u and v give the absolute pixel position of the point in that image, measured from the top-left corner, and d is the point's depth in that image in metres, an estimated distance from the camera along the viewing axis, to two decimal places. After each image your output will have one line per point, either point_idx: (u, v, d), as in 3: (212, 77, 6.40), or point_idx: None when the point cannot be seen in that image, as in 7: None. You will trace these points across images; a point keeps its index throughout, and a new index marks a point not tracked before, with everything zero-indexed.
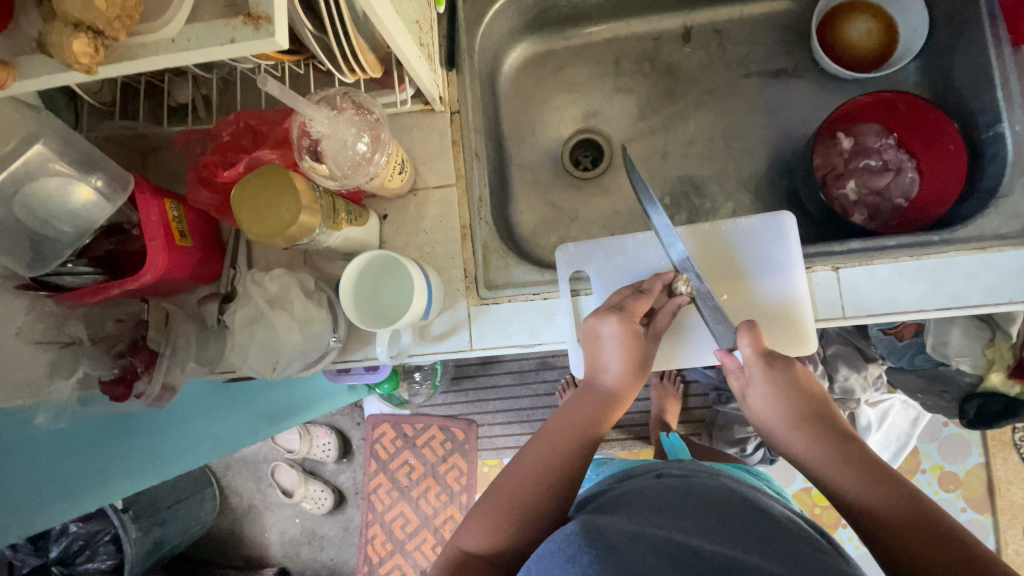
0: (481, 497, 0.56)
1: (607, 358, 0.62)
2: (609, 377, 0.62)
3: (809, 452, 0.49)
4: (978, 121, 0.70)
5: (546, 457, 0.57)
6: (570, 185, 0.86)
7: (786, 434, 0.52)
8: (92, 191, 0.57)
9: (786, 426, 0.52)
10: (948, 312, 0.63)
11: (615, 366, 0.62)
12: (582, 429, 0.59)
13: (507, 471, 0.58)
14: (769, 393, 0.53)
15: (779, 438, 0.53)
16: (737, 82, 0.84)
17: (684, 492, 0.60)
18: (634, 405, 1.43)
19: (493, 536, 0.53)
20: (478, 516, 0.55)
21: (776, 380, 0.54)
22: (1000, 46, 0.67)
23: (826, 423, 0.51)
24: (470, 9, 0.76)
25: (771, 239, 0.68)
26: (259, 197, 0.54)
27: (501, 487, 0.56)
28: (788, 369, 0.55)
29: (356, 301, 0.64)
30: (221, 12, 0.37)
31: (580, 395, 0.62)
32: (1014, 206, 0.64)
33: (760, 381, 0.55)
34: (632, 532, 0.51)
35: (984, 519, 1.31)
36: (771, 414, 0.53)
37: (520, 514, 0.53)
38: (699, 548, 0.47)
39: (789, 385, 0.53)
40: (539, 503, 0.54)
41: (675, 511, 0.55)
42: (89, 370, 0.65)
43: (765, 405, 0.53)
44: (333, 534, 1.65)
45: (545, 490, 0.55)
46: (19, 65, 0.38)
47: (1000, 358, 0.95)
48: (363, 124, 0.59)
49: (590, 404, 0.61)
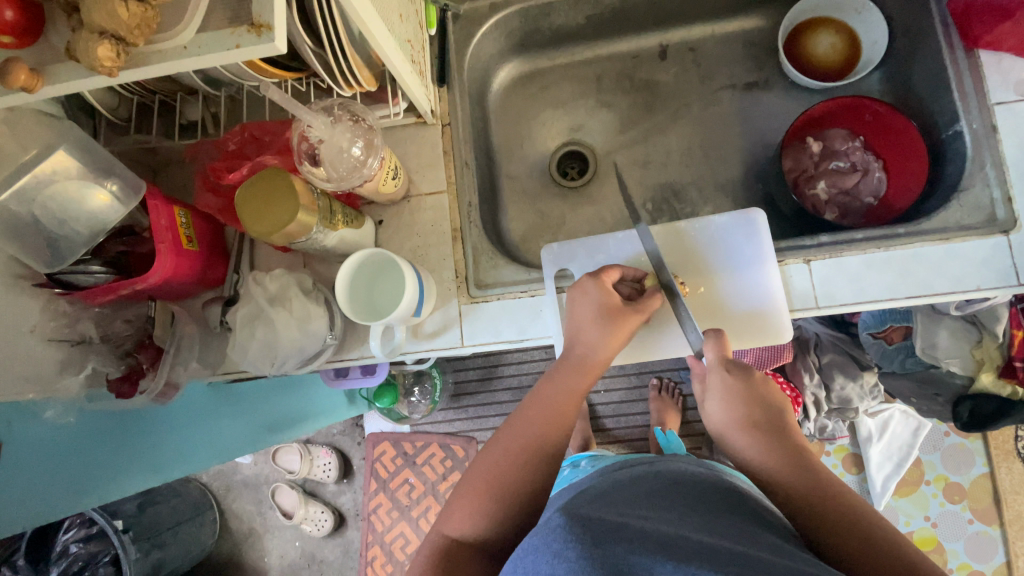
0: (462, 483, 0.58)
1: (587, 328, 0.64)
2: (589, 345, 0.64)
3: (753, 451, 0.57)
4: (939, 122, 0.74)
5: (530, 437, 0.59)
6: (558, 194, 0.91)
7: (736, 434, 0.58)
8: (109, 196, 0.62)
9: (738, 429, 0.58)
10: (917, 301, 0.66)
11: (595, 339, 0.64)
12: (563, 407, 0.61)
13: (492, 453, 0.59)
14: (728, 400, 0.60)
15: (731, 437, 0.59)
16: (713, 95, 0.89)
17: (660, 487, 0.60)
18: (633, 419, 1.43)
19: (475, 522, 0.54)
20: (467, 502, 0.55)
21: (735, 386, 0.60)
22: (953, 52, 0.72)
23: (772, 428, 0.57)
24: (460, 32, 0.82)
25: (739, 235, 0.71)
26: (259, 199, 0.59)
27: (488, 470, 0.57)
28: (746, 377, 0.61)
29: (351, 297, 0.67)
30: (228, 22, 0.41)
31: (561, 365, 0.64)
32: (975, 199, 0.68)
33: (719, 390, 0.61)
34: (619, 523, 0.49)
35: (992, 530, 1.29)
36: (729, 418, 0.59)
37: (509, 498, 0.55)
38: (689, 536, 0.48)
39: (748, 392, 0.59)
40: (526, 487, 0.56)
41: (651, 503, 0.55)
42: (98, 367, 0.69)
43: (721, 411, 0.60)
44: (333, 558, 1.63)
45: (532, 474, 0.56)
46: (47, 72, 0.43)
47: (988, 358, 0.96)
48: (358, 131, 0.64)
49: (575, 377, 0.63)
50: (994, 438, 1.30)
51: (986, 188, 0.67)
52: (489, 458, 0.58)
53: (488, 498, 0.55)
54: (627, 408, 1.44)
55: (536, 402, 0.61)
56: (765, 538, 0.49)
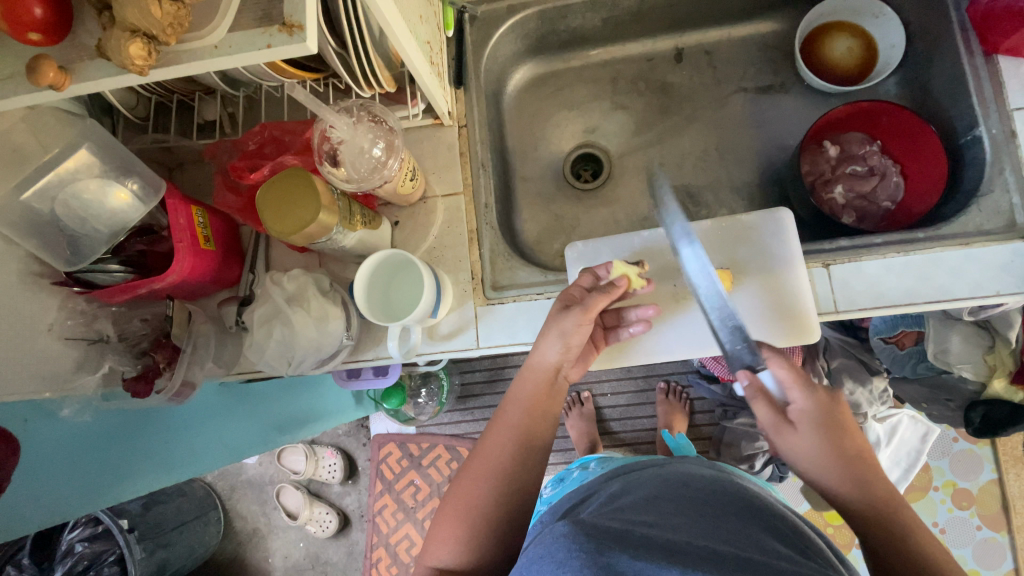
0: (443, 501, 0.59)
1: (544, 342, 0.63)
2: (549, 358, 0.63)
3: (847, 485, 0.53)
4: (957, 127, 0.74)
5: (500, 461, 0.58)
6: (572, 196, 0.91)
7: (821, 464, 0.54)
8: (128, 194, 0.61)
9: (833, 463, 0.54)
10: (936, 306, 0.66)
11: (552, 356, 0.63)
12: (523, 428, 0.60)
13: (466, 479, 0.59)
14: (818, 429, 0.55)
15: (814, 466, 0.55)
16: (728, 98, 0.89)
17: (664, 491, 0.61)
18: (641, 422, 1.43)
19: (456, 547, 0.54)
20: (446, 531, 0.56)
21: (825, 414, 0.55)
22: (972, 57, 0.72)
23: (857, 460, 0.54)
24: (476, 33, 0.82)
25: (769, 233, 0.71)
26: (281, 199, 0.58)
27: (463, 497, 0.57)
28: (831, 408, 0.56)
29: (370, 298, 0.67)
30: (260, 22, 0.41)
31: (524, 377, 0.63)
32: (995, 204, 0.68)
33: (810, 418, 0.55)
34: (620, 530, 0.51)
35: (1001, 537, 1.28)
36: (823, 451, 0.54)
37: (486, 521, 0.55)
38: (688, 543, 0.48)
39: (836, 422, 0.55)
40: (504, 511, 0.56)
41: (653, 508, 0.56)
42: (114, 366, 0.68)
43: (812, 443, 0.54)
44: (337, 559, 1.63)
45: (503, 497, 0.56)
46: (75, 69, 0.43)
47: (1001, 364, 0.95)
48: (379, 131, 0.64)
49: (532, 386, 0.63)
50: (1004, 444, 1.30)
51: (1006, 193, 0.68)
52: (467, 480, 0.59)
53: (463, 528, 0.55)
54: (635, 411, 1.44)
55: (501, 423, 0.61)
56: (755, 543, 0.50)
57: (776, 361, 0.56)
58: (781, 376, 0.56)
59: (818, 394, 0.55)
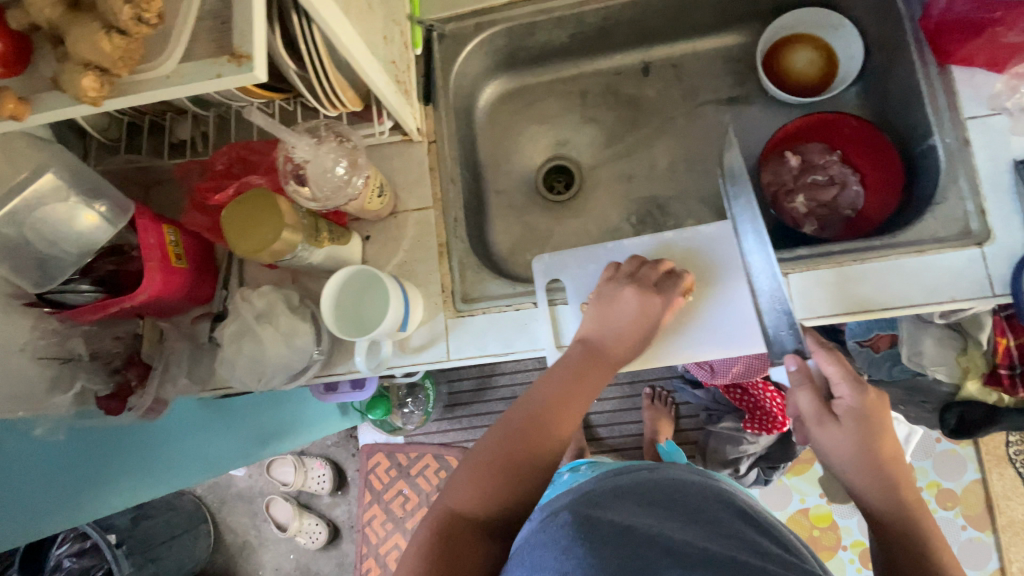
0: (468, 456, 0.58)
1: (615, 309, 0.66)
2: (612, 336, 0.65)
3: (874, 488, 0.60)
4: (915, 135, 0.76)
5: (538, 410, 0.59)
6: (544, 208, 0.92)
7: (851, 463, 0.61)
8: (97, 216, 0.63)
9: (867, 459, 0.60)
10: (894, 312, 0.67)
11: (623, 321, 0.65)
12: (563, 381, 0.62)
13: (496, 429, 0.59)
14: (862, 425, 0.61)
15: (845, 464, 0.61)
16: (694, 110, 0.91)
17: (661, 490, 0.63)
18: (627, 428, 1.44)
19: (481, 497, 0.54)
20: (468, 477, 0.56)
21: (866, 413, 0.62)
22: (926, 67, 0.73)
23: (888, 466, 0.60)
24: (445, 51, 0.84)
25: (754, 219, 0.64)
26: (248, 218, 0.60)
27: (489, 447, 0.58)
28: (871, 417, 0.62)
29: (338, 313, 0.69)
30: (210, 52, 0.43)
31: (584, 341, 0.66)
32: (949, 212, 0.69)
33: (855, 414, 0.62)
34: (622, 525, 0.52)
35: (986, 537, 1.29)
36: (859, 442, 0.61)
37: (517, 474, 0.56)
38: (687, 542, 0.51)
39: (879, 424, 0.62)
40: (538, 464, 0.56)
41: (651, 508, 0.58)
42: (87, 385, 0.69)
43: (851, 435, 0.61)
44: (327, 570, 1.63)
45: (535, 451, 0.57)
46: (35, 101, 0.44)
47: (975, 365, 0.94)
48: (342, 150, 0.65)
49: (583, 357, 0.64)
50: (985, 444, 1.31)
51: (960, 201, 0.69)
52: (496, 434, 0.58)
53: (493, 476, 0.55)
54: (621, 417, 1.45)
55: (545, 387, 0.61)
56: (746, 548, 0.53)
57: (822, 353, 0.63)
58: (821, 364, 0.64)
59: (866, 393, 0.62)
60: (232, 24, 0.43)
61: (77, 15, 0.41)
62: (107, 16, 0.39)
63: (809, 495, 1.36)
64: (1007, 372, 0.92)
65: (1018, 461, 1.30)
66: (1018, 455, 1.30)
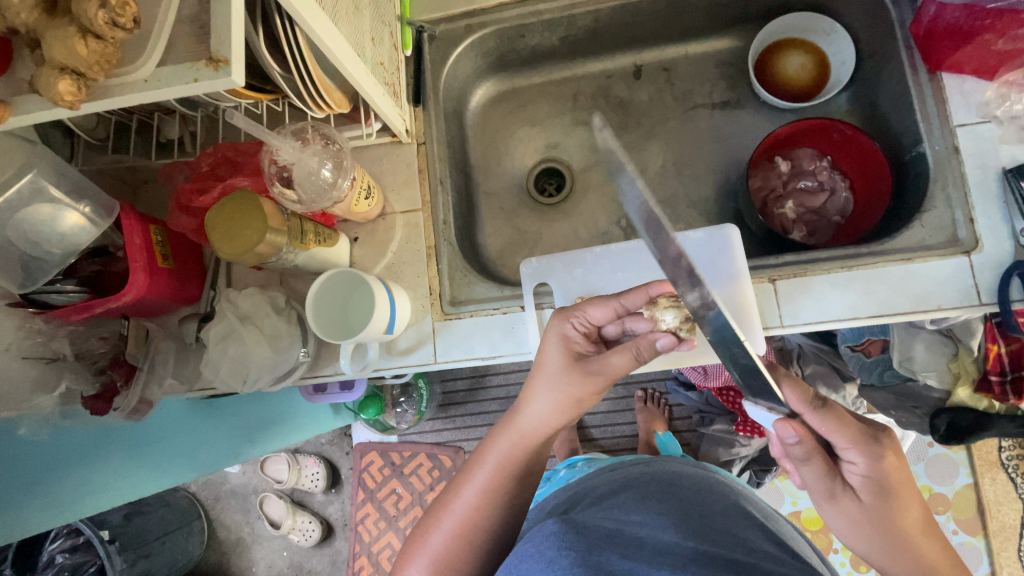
0: (410, 538, 0.63)
1: (535, 402, 0.63)
2: (536, 422, 0.63)
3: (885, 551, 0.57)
4: (904, 142, 0.76)
5: (471, 514, 0.61)
6: (535, 210, 0.92)
7: (868, 533, 0.56)
8: (81, 217, 0.63)
9: (881, 526, 0.56)
10: (880, 320, 0.67)
11: (545, 415, 0.62)
12: (490, 483, 0.62)
13: (429, 526, 0.62)
14: (881, 489, 0.56)
15: (863, 533, 0.57)
16: (685, 114, 0.91)
17: (655, 488, 0.64)
18: (619, 429, 1.43)
19: None
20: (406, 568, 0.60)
21: (884, 474, 0.56)
22: (916, 74, 0.73)
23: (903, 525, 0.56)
24: (435, 52, 0.84)
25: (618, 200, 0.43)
26: (228, 220, 0.60)
27: (424, 540, 0.61)
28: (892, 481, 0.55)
29: (324, 316, 0.68)
30: (188, 57, 0.43)
31: (508, 435, 0.64)
32: (937, 219, 0.69)
33: (871, 483, 0.56)
34: (610, 529, 0.53)
35: (977, 541, 1.29)
36: (880, 518, 0.56)
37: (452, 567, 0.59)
38: (676, 542, 0.51)
39: (898, 485, 0.56)
40: (473, 560, 0.59)
41: (645, 505, 0.59)
42: (72, 385, 0.69)
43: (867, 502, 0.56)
44: (320, 568, 1.63)
45: (462, 550, 0.59)
46: (12, 104, 0.44)
47: (965, 371, 0.93)
48: (327, 154, 0.65)
49: (513, 445, 0.63)
50: (978, 448, 1.30)
51: (949, 209, 0.68)
52: (431, 527, 0.62)
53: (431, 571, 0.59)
54: (614, 418, 1.45)
55: (474, 478, 0.63)
56: (734, 542, 0.53)
57: (813, 416, 0.56)
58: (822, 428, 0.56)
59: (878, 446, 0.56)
60: (210, 28, 0.43)
61: (53, 19, 0.41)
62: (83, 20, 0.39)
63: (801, 498, 1.36)
64: (998, 379, 0.89)
65: (1009, 466, 1.30)
66: (1010, 460, 1.30)
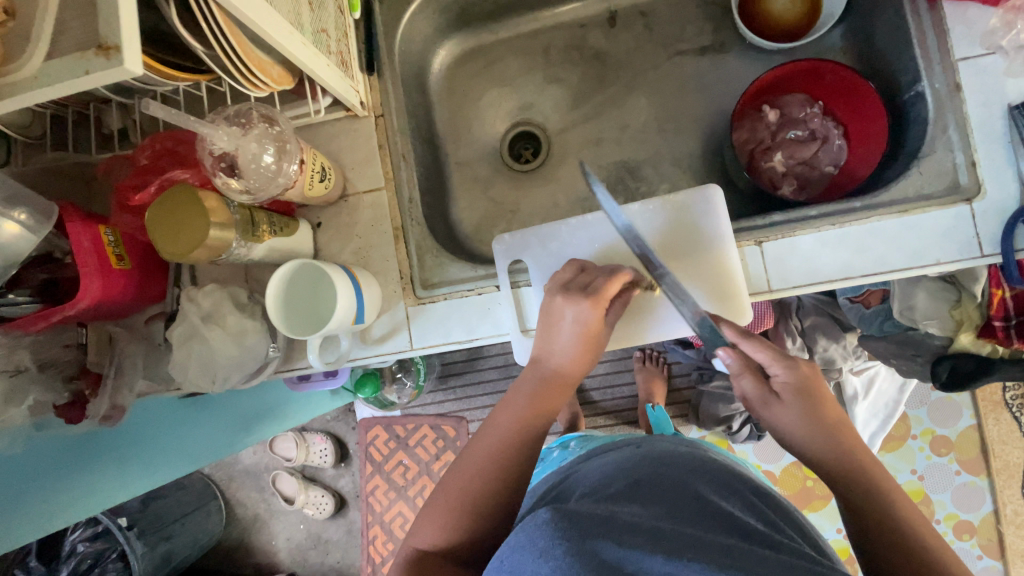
0: (433, 495, 0.58)
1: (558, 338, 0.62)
2: (557, 359, 0.62)
3: (826, 458, 0.54)
4: (903, 80, 0.70)
5: (504, 453, 0.58)
6: (510, 178, 0.87)
7: (799, 439, 0.55)
8: (17, 225, 0.59)
9: (814, 431, 0.54)
10: (874, 279, 0.63)
11: (565, 348, 0.62)
12: (522, 431, 0.60)
13: (457, 473, 0.58)
14: (800, 402, 0.55)
15: (795, 444, 0.55)
16: (665, 63, 0.84)
17: (646, 473, 0.60)
18: (620, 391, 1.38)
19: (451, 532, 0.54)
20: (435, 514, 0.56)
21: (802, 389, 0.56)
22: (916, 3, 0.66)
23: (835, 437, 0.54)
24: (388, 12, 0.77)
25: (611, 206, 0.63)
26: (169, 218, 0.56)
27: (455, 484, 0.57)
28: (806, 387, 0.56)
29: (287, 309, 0.65)
30: (76, 47, 0.38)
31: (525, 382, 0.63)
32: (938, 164, 0.63)
33: (795, 389, 0.56)
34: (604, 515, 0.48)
35: (980, 481, 1.28)
36: (807, 420, 0.55)
37: (480, 512, 0.55)
38: (674, 529, 0.47)
39: (820, 394, 0.56)
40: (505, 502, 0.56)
41: (638, 494, 0.55)
42: (39, 398, 0.66)
43: (796, 413, 0.55)
44: (337, 538, 1.67)
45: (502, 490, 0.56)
46: None
47: (968, 319, 0.87)
48: (268, 137, 0.60)
49: (542, 390, 0.62)
50: (982, 390, 1.28)
51: (949, 152, 0.63)
52: (464, 470, 0.58)
53: (467, 509, 0.55)
54: (615, 379, 1.38)
55: (508, 417, 0.61)
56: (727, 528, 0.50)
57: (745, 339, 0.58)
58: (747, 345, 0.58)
59: (799, 365, 0.57)
60: (97, 10, 0.38)
61: None
62: None
63: None
64: (1002, 325, 0.84)
65: (1014, 406, 1.28)
66: (1014, 399, 1.27)
